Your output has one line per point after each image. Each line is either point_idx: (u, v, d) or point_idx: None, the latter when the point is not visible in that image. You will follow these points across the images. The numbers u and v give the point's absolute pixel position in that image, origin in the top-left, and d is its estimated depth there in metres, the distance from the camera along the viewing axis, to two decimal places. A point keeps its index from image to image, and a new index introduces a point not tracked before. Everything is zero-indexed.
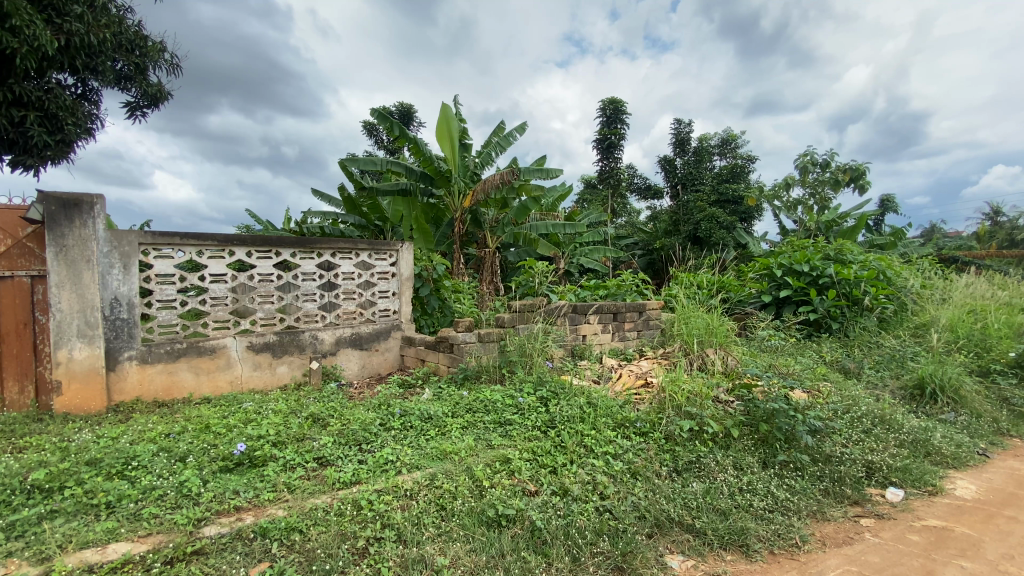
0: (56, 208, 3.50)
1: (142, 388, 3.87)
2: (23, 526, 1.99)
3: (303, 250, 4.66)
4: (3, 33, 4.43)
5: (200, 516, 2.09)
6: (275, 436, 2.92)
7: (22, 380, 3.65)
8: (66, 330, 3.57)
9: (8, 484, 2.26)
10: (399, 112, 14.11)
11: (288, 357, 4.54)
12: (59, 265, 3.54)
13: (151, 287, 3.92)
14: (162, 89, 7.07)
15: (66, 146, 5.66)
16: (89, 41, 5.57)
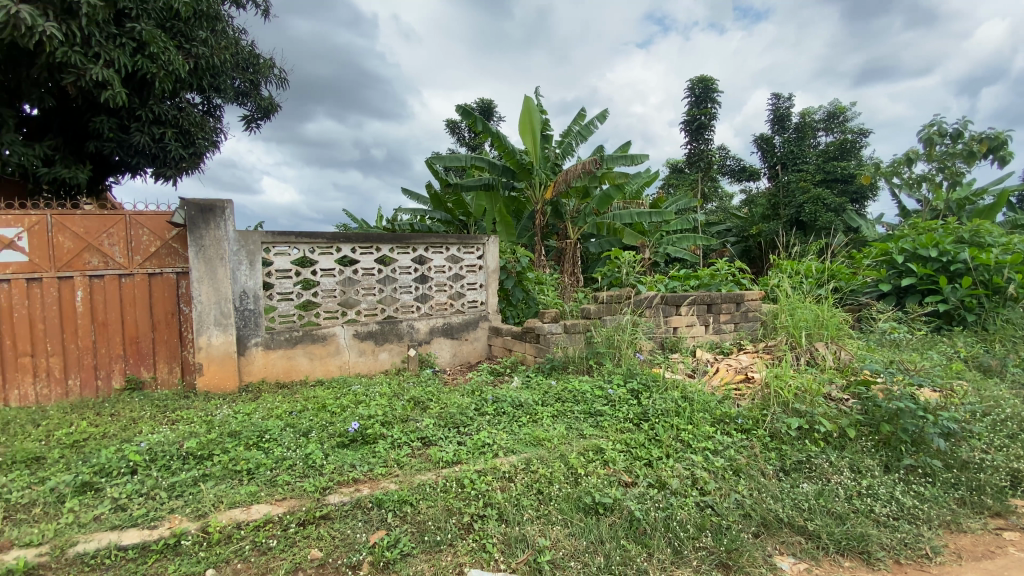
0: (195, 212, 3.98)
1: (266, 370, 4.34)
2: (183, 486, 2.33)
3: (400, 246, 4.95)
4: (144, 59, 5.12)
5: (325, 485, 2.32)
6: (382, 417, 3.16)
7: (170, 362, 4.31)
8: (205, 319, 4.07)
9: (170, 450, 2.64)
10: (480, 108, 14.44)
11: (388, 344, 4.86)
12: (200, 263, 4.03)
13: (272, 281, 4.37)
14: (273, 102, 7.79)
15: (198, 159, 6.43)
16: (213, 62, 6.25)
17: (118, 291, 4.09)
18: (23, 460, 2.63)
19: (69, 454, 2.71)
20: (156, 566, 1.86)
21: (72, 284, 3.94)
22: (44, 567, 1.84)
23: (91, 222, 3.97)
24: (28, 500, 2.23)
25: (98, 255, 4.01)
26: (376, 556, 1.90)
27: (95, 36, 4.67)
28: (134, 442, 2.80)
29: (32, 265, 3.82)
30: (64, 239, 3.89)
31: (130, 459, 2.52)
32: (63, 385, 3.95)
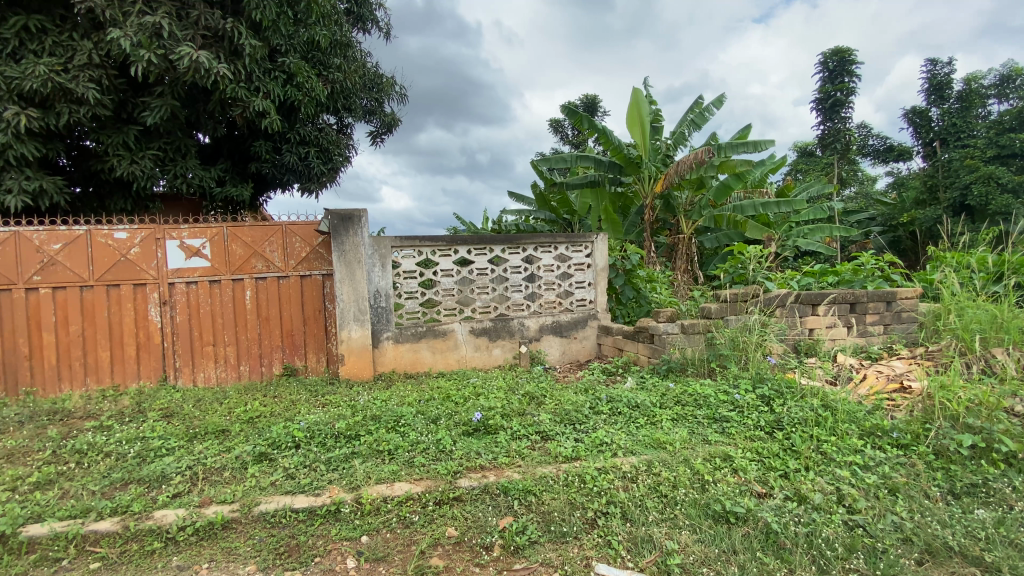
0: (338, 221, 4.47)
1: (396, 361, 4.75)
2: (338, 460, 2.67)
3: (512, 246, 5.12)
4: (292, 88, 5.87)
5: (455, 469, 2.51)
6: (502, 409, 3.31)
7: (318, 352, 4.91)
8: (346, 315, 4.56)
9: (324, 430, 3.02)
10: (585, 104, 14.35)
11: (501, 341, 5.06)
12: (341, 265, 4.52)
13: (400, 281, 4.78)
14: (395, 116, 8.46)
15: (334, 173, 7.21)
16: (345, 86, 6.97)
17: (277, 291, 4.75)
18: (214, 431, 3.18)
19: (247, 428, 3.22)
20: (322, 528, 2.15)
21: (243, 285, 4.66)
22: (237, 521, 2.21)
23: (257, 231, 4.65)
24: (220, 464, 2.69)
25: (262, 260, 4.69)
26: (507, 540, 2.02)
27: (255, 72, 5.40)
28: (296, 421, 3.25)
29: (214, 269, 4.58)
30: (236, 247, 4.61)
31: (293, 435, 2.93)
32: (236, 370, 4.69)
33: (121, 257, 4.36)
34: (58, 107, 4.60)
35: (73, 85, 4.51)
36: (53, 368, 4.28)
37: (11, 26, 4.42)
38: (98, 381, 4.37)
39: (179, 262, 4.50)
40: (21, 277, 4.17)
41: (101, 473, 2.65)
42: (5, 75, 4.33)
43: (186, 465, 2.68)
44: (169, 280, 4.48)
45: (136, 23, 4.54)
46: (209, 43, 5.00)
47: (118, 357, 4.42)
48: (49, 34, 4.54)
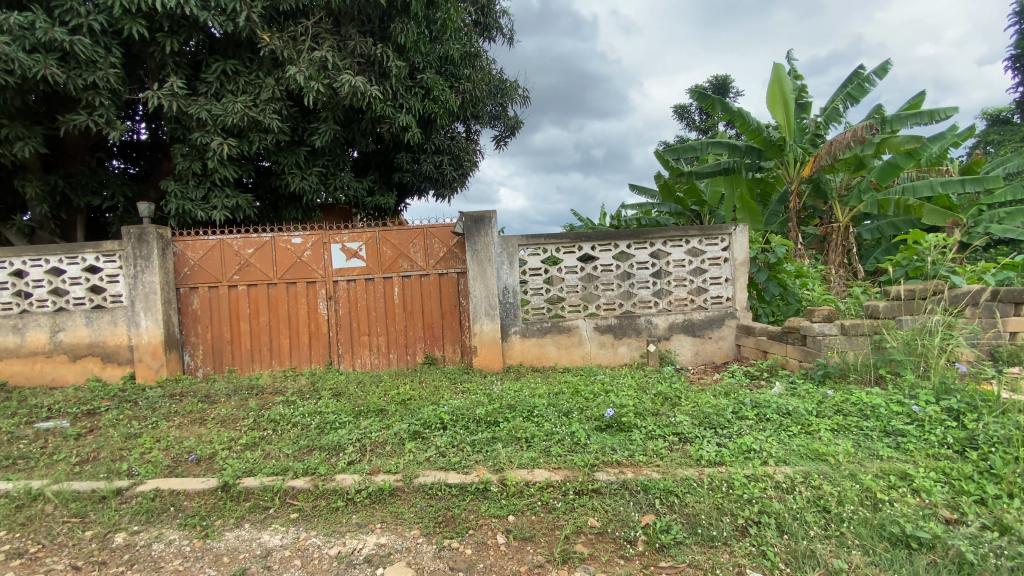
0: (470, 223, 4.77)
1: (523, 355, 4.94)
2: (482, 443, 2.89)
3: (638, 241, 5.03)
4: (430, 102, 6.36)
5: (593, 462, 2.56)
6: (635, 407, 3.29)
7: (454, 344, 5.29)
8: (478, 310, 4.85)
9: (466, 415, 3.28)
10: (714, 86, 13.46)
11: (627, 339, 4.98)
12: (474, 264, 4.81)
13: (526, 278, 4.96)
14: (518, 119, 8.73)
15: (464, 177, 7.68)
16: (474, 94, 7.36)
17: (420, 287, 5.22)
18: (374, 410, 3.61)
19: (401, 409, 3.61)
20: (473, 504, 2.34)
21: (391, 282, 5.20)
22: (401, 489, 2.50)
23: (403, 235, 5.16)
24: (383, 439, 3.06)
25: (407, 260, 5.18)
26: (652, 537, 2.03)
27: (399, 91, 5.97)
28: (441, 405, 3.57)
29: (368, 268, 5.18)
30: (386, 248, 5.16)
31: (441, 418, 3.23)
32: (386, 358, 5.26)
33: (296, 259, 5.14)
34: (249, 136, 5.52)
35: (261, 116, 5.36)
36: (247, 351, 5.18)
37: (214, 71, 5.36)
38: (280, 363, 5.21)
39: (340, 263, 5.16)
40: (226, 277, 5.11)
41: (290, 440, 3.16)
42: (211, 112, 5.26)
43: (355, 438, 3.08)
44: (333, 279, 5.17)
45: (307, 58, 5.30)
46: (363, 68, 5.65)
47: (294, 343, 5.21)
48: (241, 75, 5.45)
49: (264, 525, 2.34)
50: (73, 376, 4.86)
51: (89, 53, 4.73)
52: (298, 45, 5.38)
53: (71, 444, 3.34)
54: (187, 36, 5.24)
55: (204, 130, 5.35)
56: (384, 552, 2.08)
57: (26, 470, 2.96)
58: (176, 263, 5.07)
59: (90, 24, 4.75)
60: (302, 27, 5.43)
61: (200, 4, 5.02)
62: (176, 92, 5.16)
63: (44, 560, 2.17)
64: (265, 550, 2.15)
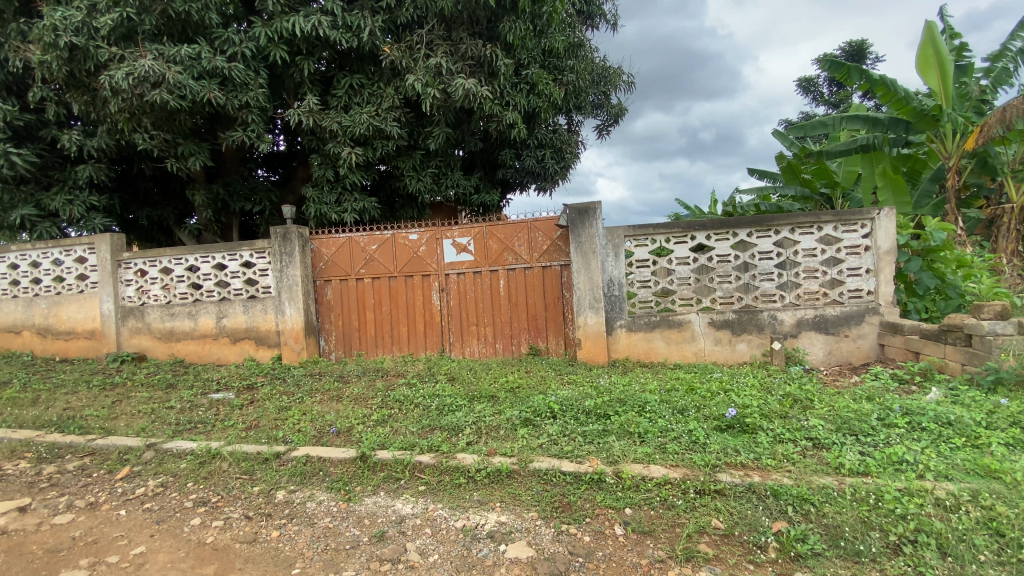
0: (575, 215, 4.75)
1: (630, 349, 4.84)
2: (594, 434, 2.90)
3: (758, 229, 4.67)
4: (535, 96, 6.43)
5: (714, 462, 2.46)
6: (760, 408, 3.08)
7: (558, 336, 5.33)
8: (583, 302, 4.82)
9: (576, 406, 3.31)
10: (848, 53, 11.98)
11: (747, 335, 4.67)
12: (578, 256, 4.79)
13: (634, 270, 4.84)
14: (622, 106, 8.49)
15: (566, 170, 7.67)
16: (577, 84, 7.29)
17: (525, 280, 5.33)
18: (486, 396, 3.78)
19: (511, 396, 3.73)
20: (588, 493, 2.37)
21: (498, 275, 5.38)
22: (517, 472, 2.60)
23: (508, 228, 5.30)
24: (497, 423, 3.20)
25: (512, 253, 5.32)
26: (785, 544, 1.92)
27: (506, 88, 6.12)
28: (551, 395, 3.64)
29: (476, 262, 5.41)
30: (492, 242, 5.35)
31: (552, 407, 3.29)
32: (493, 348, 5.46)
33: (413, 254, 5.52)
34: (374, 143, 6.02)
35: (383, 124, 5.81)
36: (371, 337, 5.69)
37: (343, 86, 5.91)
38: (399, 349, 5.64)
39: (451, 257, 5.44)
40: (353, 271, 5.65)
41: (414, 419, 3.43)
42: (342, 124, 5.82)
43: (472, 421, 3.26)
44: (444, 272, 5.47)
45: (423, 66, 5.64)
46: (473, 70, 5.89)
47: (411, 332, 5.61)
48: (366, 87, 5.94)
49: (397, 494, 2.57)
50: (234, 355, 5.69)
51: (243, 77, 5.46)
52: (415, 53, 5.74)
53: (237, 413, 3.94)
54: (319, 55, 5.83)
55: (336, 140, 5.93)
56: (506, 530, 2.18)
57: (206, 433, 3.53)
58: (313, 259, 5.69)
59: (243, 51, 5.47)
60: (418, 36, 5.77)
61: (330, 24, 5.54)
62: (313, 108, 5.77)
63: (223, 509, 2.58)
64: (398, 516, 2.36)
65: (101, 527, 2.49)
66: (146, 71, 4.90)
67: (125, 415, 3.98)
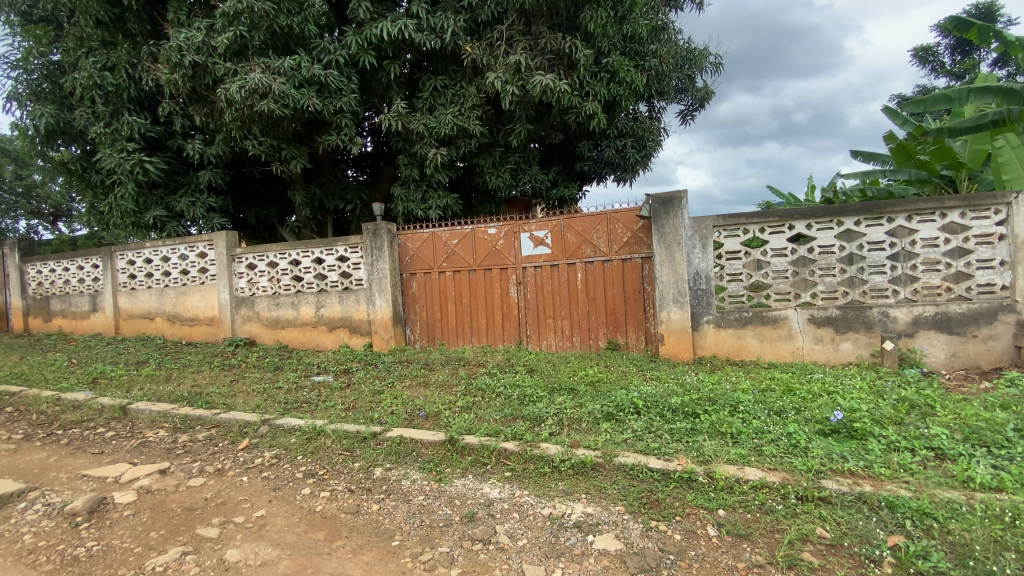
0: (658, 205, 4.60)
1: (718, 346, 4.62)
2: (682, 432, 2.82)
3: (867, 217, 4.26)
4: (615, 85, 6.28)
5: (817, 468, 2.31)
6: (870, 413, 2.83)
7: (638, 331, 5.21)
8: (666, 296, 4.67)
9: (661, 403, 3.23)
10: (977, 14, 10.49)
11: (853, 333, 4.29)
12: (661, 248, 4.64)
13: (723, 262, 4.60)
14: (708, 89, 8.06)
15: (648, 159, 7.43)
16: (661, 69, 7.00)
17: (603, 273, 5.26)
18: (567, 388, 3.80)
19: (592, 390, 3.72)
20: (677, 491, 2.31)
21: (576, 268, 5.35)
22: (602, 465, 2.59)
23: (587, 221, 5.26)
24: (579, 416, 3.20)
25: (590, 246, 5.27)
26: (903, 560, 1.77)
27: (586, 79, 6.04)
28: (634, 390, 3.58)
29: (553, 255, 5.42)
30: (571, 235, 5.33)
31: (636, 403, 3.24)
32: (571, 341, 5.45)
33: (492, 247, 5.63)
34: (457, 141, 6.22)
35: (464, 122, 5.97)
36: (453, 328, 5.90)
37: (428, 88, 6.14)
38: (479, 340, 5.80)
39: (529, 250, 5.49)
40: (437, 264, 5.88)
41: (497, 407, 3.52)
42: (428, 125, 6.06)
43: (554, 412, 3.29)
44: (522, 265, 5.54)
45: (504, 62, 5.71)
46: (554, 63, 5.89)
47: (491, 324, 5.75)
48: (449, 87, 6.13)
49: (484, 478, 2.67)
50: (329, 342, 6.16)
51: (337, 83, 5.86)
52: (495, 50, 5.82)
53: (337, 395, 4.27)
54: (405, 58, 6.09)
55: (421, 140, 6.19)
56: (593, 522, 2.19)
57: (311, 411, 3.86)
58: (399, 253, 6.00)
59: (337, 59, 5.87)
60: (498, 33, 5.86)
61: (416, 28, 5.77)
62: (399, 111, 6.04)
63: (329, 480, 2.82)
64: (487, 499, 2.45)
65: (227, 490, 2.83)
66: (256, 83, 5.38)
67: (242, 393, 4.47)
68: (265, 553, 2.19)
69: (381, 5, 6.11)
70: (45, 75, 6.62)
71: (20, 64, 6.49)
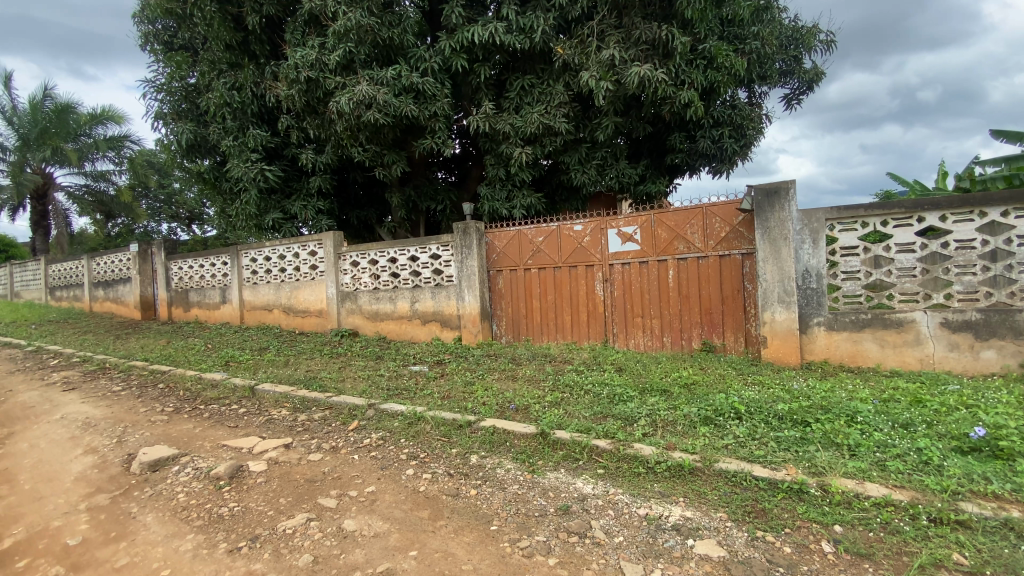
0: (762, 197, 4.32)
1: (829, 351, 4.26)
2: (790, 441, 2.64)
3: (1018, 206, 3.75)
4: (713, 72, 5.97)
5: (954, 488, 2.09)
6: (1020, 431, 2.47)
7: (736, 332, 4.94)
8: (770, 295, 4.37)
9: (766, 409, 3.05)
10: None
11: (998, 341, 3.80)
12: (765, 243, 4.34)
13: (837, 259, 4.22)
14: (817, 70, 7.39)
15: (747, 149, 6.98)
16: (764, 51, 6.53)
17: (698, 270, 5.05)
18: (659, 389, 3.71)
19: (687, 392, 3.60)
20: (785, 502, 2.19)
21: (668, 265, 5.19)
22: (700, 470, 2.51)
23: (680, 215, 5.07)
24: (673, 418, 3.12)
25: (683, 242, 5.08)
26: None
27: (682, 68, 5.81)
28: (733, 394, 3.41)
29: (643, 251, 5.29)
30: (662, 231, 5.17)
31: (736, 408, 3.09)
32: (661, 341, 5.29)
33: (579, 244, 5.61)
34: (542, 140, 6.27)
35: (553, 121, 6.01)
36: (538, 325, 5.97)
37: (516, 90, 6.25)
38: (564, 337, 5.81)
39: (617, 246, 5.41)
40: (523, 261, 5.97)
41: (587, 405, 3.53)
42: (514, 124, 6.17)
43: (647, 413, 3.23)
44: (609, 262, 5.46)
45: (596, 59, 5.66)
46: (648, 54, 5.74)
47: (576, 321, 5.74)
48: (537, 86, 6.21)
49: (577, 473, 2.70)
50: (423, 335, 6.51)
51: (431, 89, 6.15)
52: (587, 47, 5.81)
53: (432, 384, 4.52)
54: (495, 60, 6.24)
55: (509, 141, 6.31)
56: (693, 526, 2.14)
57: (410, 398, 4.13)
58: (488, 250, 6.17)
59: (432, 66, 6.17)
60: (589, 28, 5.84)
61: (507, 30, 5.88)
62: (489, 114, 6.21)
63: (430, 463, 3.01)
64: (581, 494, 2.48)
65: (341, 467, 3.11)
66: (361, 94, 5.80)
67: (349, 379, 4.87)
68: (377, 526, 2.40)
69: (473, 10, 6.33)
70: (186, 97, 7.61)
71: (167, 88, 7.52)
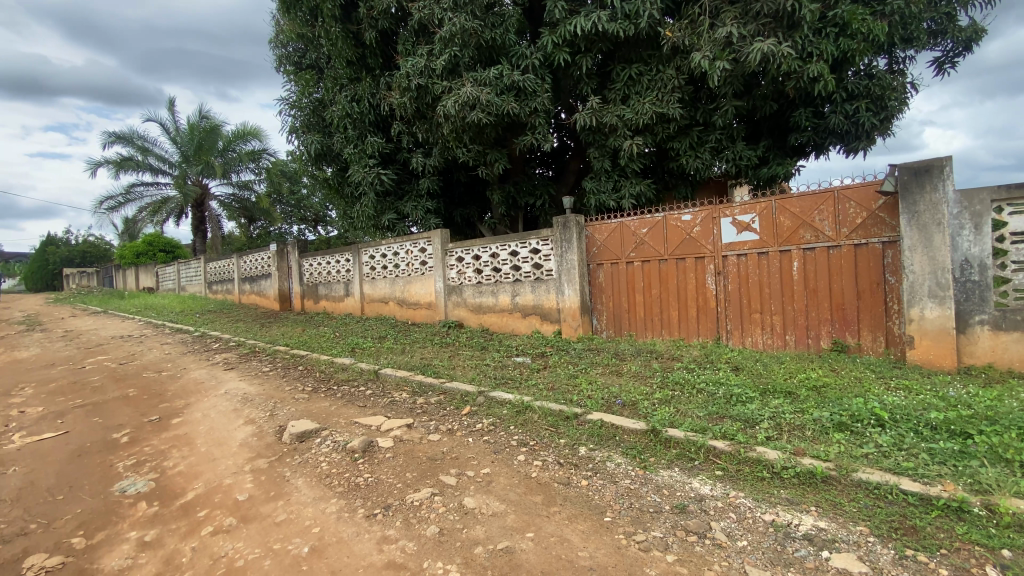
0: (909, 177, 3.81)
1: (996, 355, 3.67)
2: (948, 454, 2.33)
3: None
4: (846, 40, 5.36)
5: None
6: None
7: (874, 331, 4.43)
8: (918, 290, 3.84)
9: (915, 417, 2.71)
10: None
11: None
12: (912, 229, 3.83)
13: (1006, 247, 3.62)
14: (978, 26, 6.31)
15: (888, 123, 6.17)
16: (910, 11, 5.72)
17: (827, 262, 4.60)
18: (782, 391, 3.45)
19: (815, 396, 3.30)
20: (942, 521, 1.96)
21: (791, 256, 4.79)
22: (835, 479, 2.32)
23: (806, 201, 4.65)
24: (800, 423, 2.89)
25: (811, 230, 4.65)
26: None
27: (809, 39, 5.29)
28: (872, 399, 3.08)
29: (761, 241, 4.93)
30: (785, 218, 4.78)
31: (878, 414, 2.79)
32: (782, 339, 4.91)
33: (687, 235, 5.38)
34: (653, 128, 6.09)
35: (665, 108, 5.81)
36: (642, 320, 5.82)
37: (623, 79, 6.12)
38: (670, 332, 5.61)
39: (731, 237, 5.09)
40: (625, 254, 5.86)
41: (700, 404, 3.39)
42: (622, 116, 6.05)
43: (769, 415, 3.03)
44: (722, 254, 5.16)
45: (711, 39, 5.36)
46: (771, 28, 5.31)
47: (684, 316, 5.51)
48: (645, 74, 6.03)
49: (692, 472, 2.62)
50: (524, 327, 6.66)
51: (532, 86, 6.24)
52: (698, 27, 5.55)
53: (537, 375, 4.64)
54: (597, 49, 6.18)
55: (616, 133, 6.21)
56: (828, 537, 1.99)
57: (517, 388, 4.27)
58: (589, 244, 6.14)
59: (533, 62, 6.27)
60: (700, 7, 5.57)
61: (609, 18, 5.73)
62: (595, 108, 6.13)
63: (540, 451, 3.11)
64: (698, 494, 2.41)
65: (458, 448, 3.34)
66: (467, 96, 6.05)
67: (460, 368, 5.16)
68: (495, 505, 2.54)
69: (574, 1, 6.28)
70: (314, 111, 8.47)
71: (298, 104, 8.44)
